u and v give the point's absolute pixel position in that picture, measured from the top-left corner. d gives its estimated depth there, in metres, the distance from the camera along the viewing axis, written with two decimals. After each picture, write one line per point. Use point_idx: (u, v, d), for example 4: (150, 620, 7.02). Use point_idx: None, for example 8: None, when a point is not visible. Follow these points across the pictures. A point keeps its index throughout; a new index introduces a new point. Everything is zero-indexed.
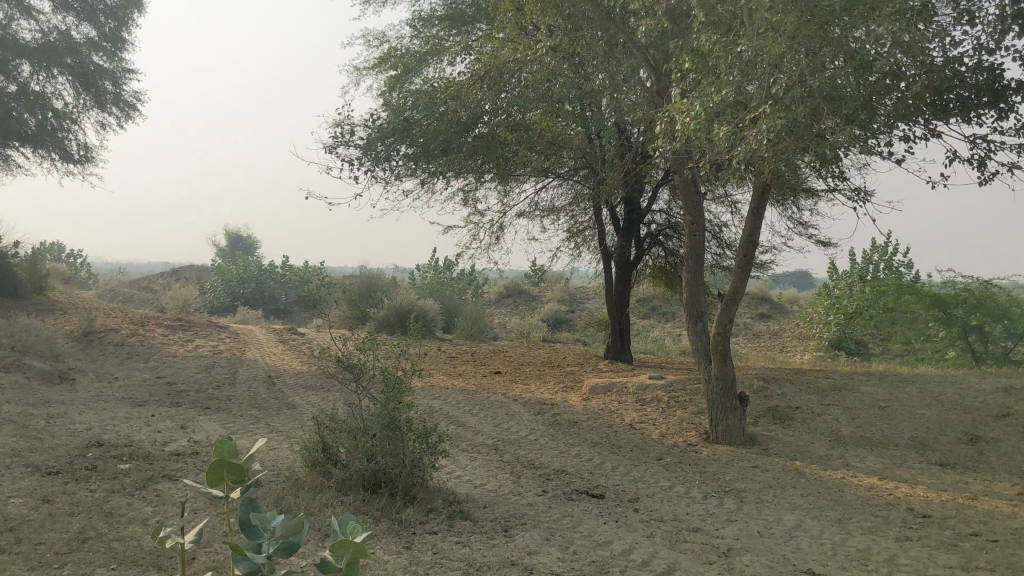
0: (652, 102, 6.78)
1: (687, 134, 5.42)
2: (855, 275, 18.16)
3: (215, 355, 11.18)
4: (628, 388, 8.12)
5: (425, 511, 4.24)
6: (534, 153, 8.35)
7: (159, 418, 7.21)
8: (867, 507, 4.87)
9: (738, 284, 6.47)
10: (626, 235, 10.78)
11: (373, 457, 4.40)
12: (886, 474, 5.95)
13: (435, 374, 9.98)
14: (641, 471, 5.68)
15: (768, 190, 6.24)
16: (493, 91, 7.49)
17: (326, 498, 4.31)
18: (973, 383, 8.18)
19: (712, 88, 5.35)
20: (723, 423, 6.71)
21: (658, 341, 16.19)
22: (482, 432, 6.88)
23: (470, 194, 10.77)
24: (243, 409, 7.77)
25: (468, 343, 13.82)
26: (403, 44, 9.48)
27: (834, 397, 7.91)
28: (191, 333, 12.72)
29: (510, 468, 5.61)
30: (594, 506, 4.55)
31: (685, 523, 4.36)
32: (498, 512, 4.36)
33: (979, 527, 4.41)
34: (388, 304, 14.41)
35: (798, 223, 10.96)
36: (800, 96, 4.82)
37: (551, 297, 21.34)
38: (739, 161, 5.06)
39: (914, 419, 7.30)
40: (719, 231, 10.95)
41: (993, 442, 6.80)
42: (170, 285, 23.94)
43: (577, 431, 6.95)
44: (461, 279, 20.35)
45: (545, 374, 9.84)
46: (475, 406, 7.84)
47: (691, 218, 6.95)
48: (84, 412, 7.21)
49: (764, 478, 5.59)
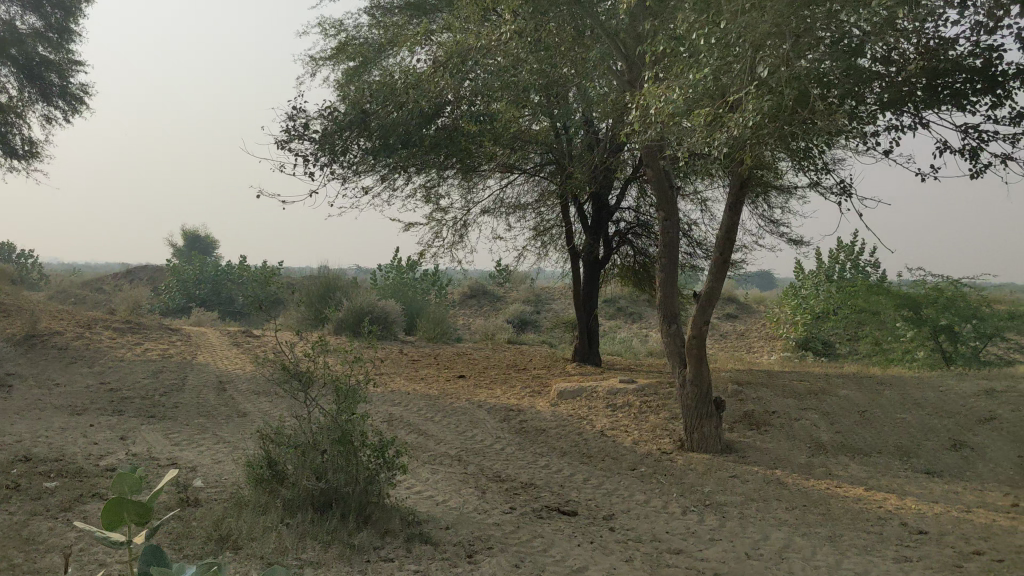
0: (624, 90, 6.44)
1: (664, 121, 5.06)
2: (821, 276, 18.00)
3: (164, 360, 10.66)
4: (598, 392, 7.76)
5: (381, 534, 3.84)
6: (499, 147, 7.96)
7: (97, 428, 6.71)
8: (858, 522, 4.55)
9: (715, 284, 6.14)
10: (594, 233, 10.44)
11: (322, 475, 3.98)
12: (872, 483, 5.63)
13: (396, 378, 9.55)
14: (614, 483, 5.32)
15: (746, 185, 5.91)
16: (455, 80, 7.10)
17: (271, 520, 3.89)
18: (952, 387, 7.92)
19: (690, 73, 5.01)
20: (699, 430, 6.37)
21: (626, 342, 15.88)
22: (445, 441, 6.48)
23: (433, 190, 10.36)
24: (190, 417, 7.30)
25: (431, 345, 13.40)
26: (361, 33, 9.04)
27: (810, 401, 7.61)
28: (140, 336, 12.15)
29: (475, 482, 5.22)
30: (566, 526, 4.18)
31: (666, 544, 3.99)
32: (462, 535, 3.97)
33: (981, 546, 4.09)
34: (348, 306, 13.94)
35: (770, 221, 10.69)
36: (786, 80, 4.50)
37: (516, 297, 20.97)
38: (720, 148, 4.71)
39: (895, 424, 7.02)
40: (689, 229, 10.64)
41: (978, 447, 6.53)
42: (123, 285, 23.22)
43: (546, 439, 6.57)
44: (424, 280, 19.91)
45: (510, 377, 9.47)
46: (437, 413, 7.43)
47: (664, 214, 6.60)
48: (15, 422, 6.69)
49: (745, 490, 5.24)
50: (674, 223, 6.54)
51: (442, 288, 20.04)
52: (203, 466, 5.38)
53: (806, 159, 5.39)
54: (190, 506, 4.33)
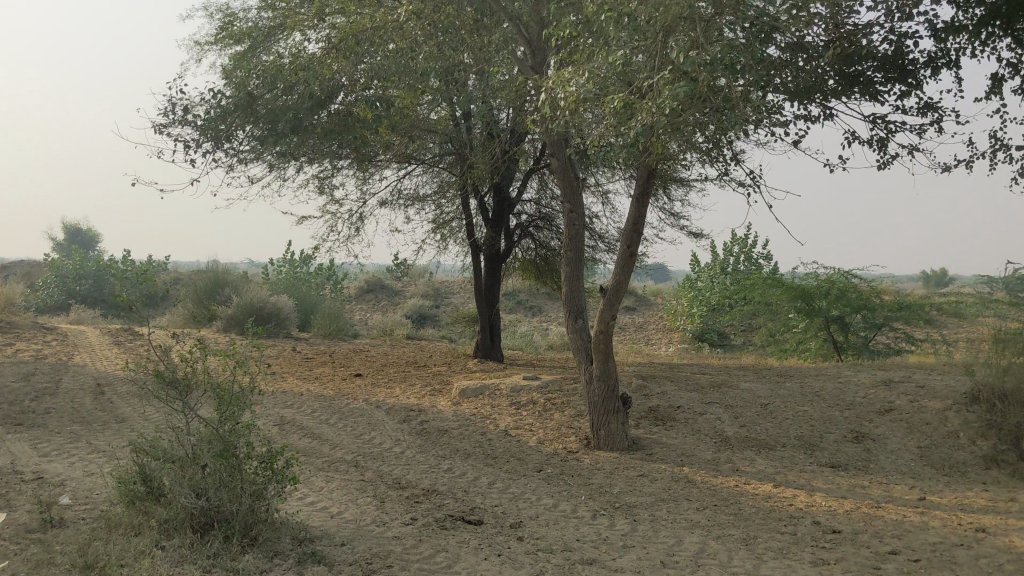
0: (528, 76, 6.21)
1: (572, 107, 4.83)
2: (717, 267, 18.22)
3: (36, 361, 9.94)
4: (500, 390, 7.52)
5: (269, 556, 3.50)
6: (397, 134, 7.62)
7: None
8: (771, 522, 4.42)
9: (622, 277, 5.96)
10: (496, 225, 10.19)
11: (203, 491, 3.62)
12: (780, 478, 5.55)
13: (289, 377, 9.11)
14: (520, 487, 5.08)
15: (653, 175, 5.75)
16: (350, 64, 6.73)
17: (144, 543, 3.51)
18: (851, 378, 7.98)
19: (599, 58, 4.80)
20: (606, 428, 6.19)
21: (526, 336, 15.70)
22: (342, 445, 6.13)
23: (327, 180, 9.95)
24: (62, 424, 6.74)
25: (326, 342, 12.94)
26: (250, 14, 8.56)
27: (714, 394, 7.53)
28: (11, 336, 11.33)
29: (373, 490, 4.91)
30: (471, 538, 3.92)
31: (578, 554, 3.77)
32: (359, 551, 3.67)
33: (896, 545, 4.00)
34: (238, 302, 13.35)
35: (670, 214, 10.64)
36: (698, 65, 4.34)
37: (414, 291, 20.59)
38: (632, 134, 4.51)
39: (799, 416, 6.99)
40: (591, 221, 10.50)
41: (880, 438, 6.55)
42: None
43: (448, 440, 6.30)
44: (319, 274, 19.35)
45: (409, 375, 9.15)
46: (333, 415, 7.06)
47: (569, 206, 6.39)
48: None
49: (655, 490, 5.07)
50: (579, 214, 6.34)
51: (338, 282, 19.51)
52: (72, 480, 4.91)
53: (715, 146, 5.25)
54: (54, 529, 3.89)
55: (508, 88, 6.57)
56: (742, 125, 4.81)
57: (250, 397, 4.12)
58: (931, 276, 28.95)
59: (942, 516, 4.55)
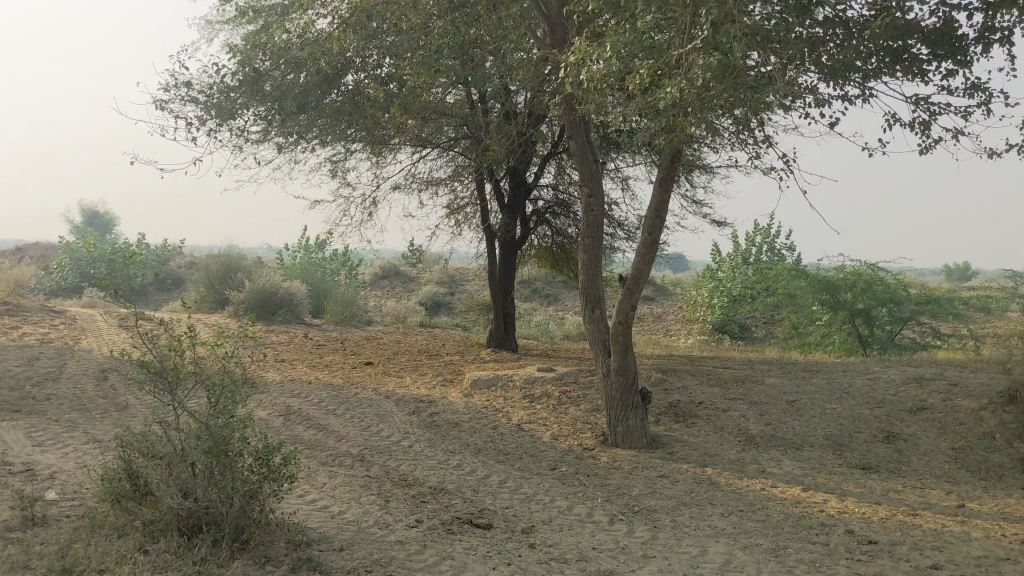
0: (546, 53, 5.91)
1: (593, 83, 4.53)
2: (738, 258, 17.88)
3: (42, 344, 9.74)
4: (514, 382, 7.25)
5: (259, 563, 3.24)
6: (409, 115, 7.34)
7: None
8: (801, 530, 4.13)
9: (643, 265, 5.66)
10: (511, 211, 9.89)
11: (190, 492, 3.36)
12: (808, 481, 5.25)
13: (298, 365, 8.86)
14: (533, 487, 4.81)
15: (677, 159, 5.44)
16: (361, 40, 6.44)
17: (126, 546, 3.25)
18: (880, 375, 7.66)
19: (623, 31, 4.49)
20: (624, 424, 5.90)
21: (542, 325, 15.43)
22: (348, 438, 5.88)
23: (339, 162, 9.69)
24: (60, 411, 6.52)
25: (338, 329, 12.70)
26: None
27: (737, 390, 7.22)
28: (18, 318, 11.15)
29: (378, 487, 4.65)
30: (480, 544, 3.66)
31: (594, 565, 3.50)
32: (358, 558, 3.41)
33: (937, 558, 3.71)
34: (249, 287, 13.14)
35: (692, 201, 10.31)
36: (732, 38, 4.02)
37: (430, 278, 20.34)
38: (659, 110, 4.20)
39: (826, 414, 6.69)
40: (610, 208, 10.19)
41: (912, 439, 6.23)
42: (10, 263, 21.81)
43: (458, 434, 6.03)
44: (334, 260, 19.14)
45: (420, 364, 8.89)
46: (341, 405, 6.81)
47: (587, 190, 6.08)
48: None
49: (675, 493, 4.79)
50: (599, 199, 6.04)
51: (353, 268, 19.29)
52: (62, 472, 4.68)
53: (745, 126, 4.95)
54: (35, 527, 3.65)
55: (526, 67, 6.28)
56: (776, 103, 4.50)
57: (245, 390, 3.86)
58: (953, 270, 28.41)
59: (984, 527, 4.25)
